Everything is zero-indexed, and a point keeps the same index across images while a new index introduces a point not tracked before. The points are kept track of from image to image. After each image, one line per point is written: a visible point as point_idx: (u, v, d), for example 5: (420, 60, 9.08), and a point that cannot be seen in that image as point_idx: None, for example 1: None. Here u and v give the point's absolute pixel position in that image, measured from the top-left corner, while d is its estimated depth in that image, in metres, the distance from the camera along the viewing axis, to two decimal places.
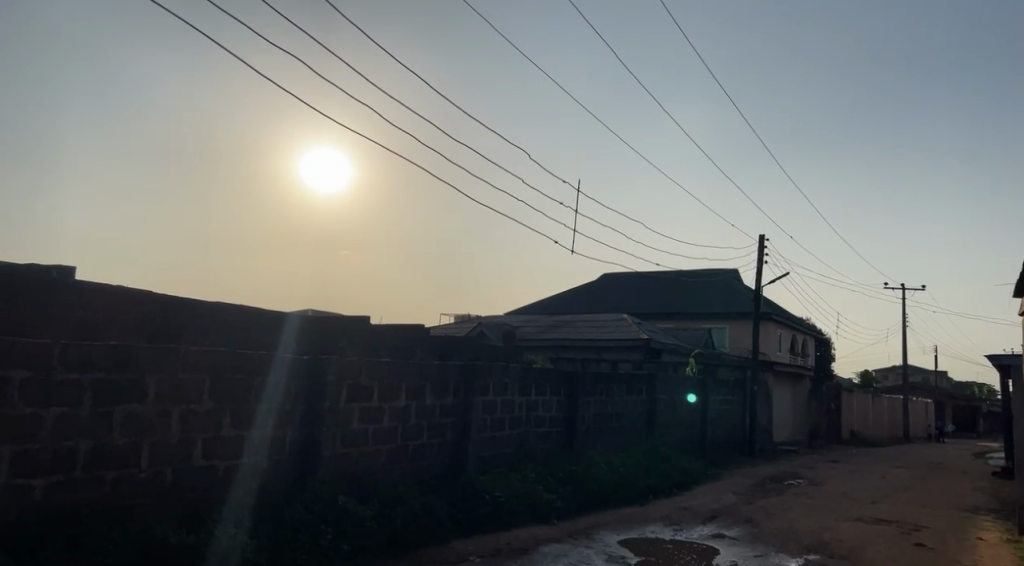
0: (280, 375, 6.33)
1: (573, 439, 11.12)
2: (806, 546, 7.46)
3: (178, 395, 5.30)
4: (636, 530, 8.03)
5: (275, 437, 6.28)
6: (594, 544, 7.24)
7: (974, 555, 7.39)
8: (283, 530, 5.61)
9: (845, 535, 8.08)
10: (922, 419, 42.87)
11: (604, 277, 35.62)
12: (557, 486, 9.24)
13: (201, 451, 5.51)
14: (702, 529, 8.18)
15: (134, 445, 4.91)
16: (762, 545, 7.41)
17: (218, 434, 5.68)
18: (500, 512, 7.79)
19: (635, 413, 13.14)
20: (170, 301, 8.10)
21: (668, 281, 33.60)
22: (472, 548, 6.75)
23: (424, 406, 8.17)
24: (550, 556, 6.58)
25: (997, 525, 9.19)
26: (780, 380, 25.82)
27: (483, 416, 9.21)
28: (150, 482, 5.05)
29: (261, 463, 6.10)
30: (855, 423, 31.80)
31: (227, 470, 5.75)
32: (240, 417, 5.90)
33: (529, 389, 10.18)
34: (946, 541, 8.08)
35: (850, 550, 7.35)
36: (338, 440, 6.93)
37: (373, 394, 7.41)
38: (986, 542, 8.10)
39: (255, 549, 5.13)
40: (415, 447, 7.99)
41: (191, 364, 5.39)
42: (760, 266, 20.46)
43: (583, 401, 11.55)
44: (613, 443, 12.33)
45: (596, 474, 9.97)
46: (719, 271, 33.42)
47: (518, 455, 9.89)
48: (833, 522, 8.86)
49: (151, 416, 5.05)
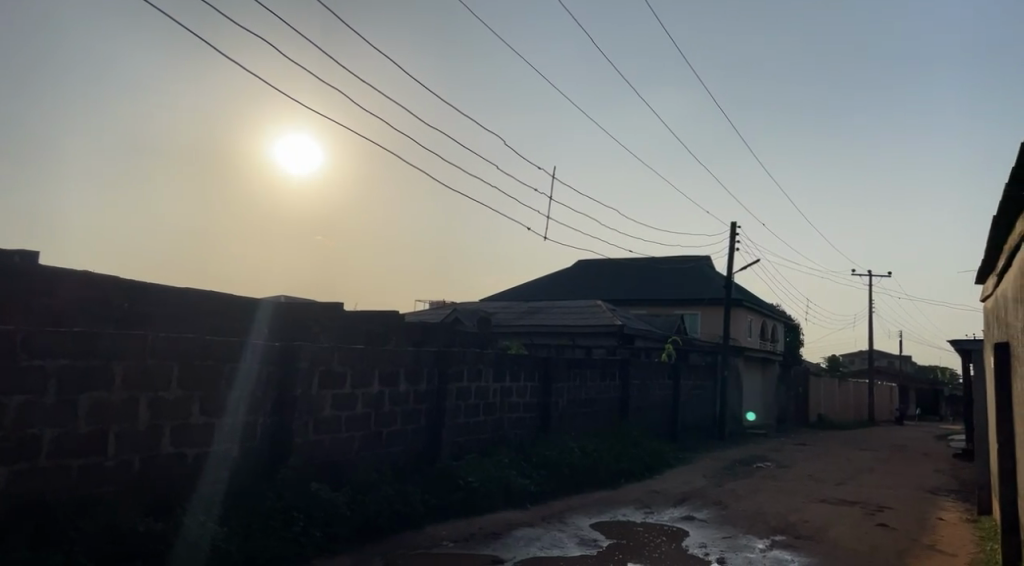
0: (252, 363, 6.27)
1: (547, 424, 11.19)
2: (773, 527, 7.62)
3: (146, 381, 5.21)
4: (608, 514, 8.14)
5: (246, 424, 6.22)
6: (566, 527, 7.32)
7: (935, 535, 7.60)
8: (255, 517, 5.59)
9: (812, 517, 8.24)
10: (886, 403, 43.95)
11: (578, 265, 35.74)
12: (530, 471, 9.32)
13: (170, 439, 5.45)
14: (672, 512, 8.31)
15: (101, 432, 4.84)
16: (730, 527, 7.53)
17: (188, 422, 5.62)
18: (473, 498, 7.82)
19: (608, 398, 13.26)
20: (138, 287, 7.94)
21: (643, 268, 33.80)
22: (445, 533, 6.79)
23: (398, 392, 8.16)
24: (522, 540, 6.63)
25: (957, 505, 9.47)
26: (750, 366, 26.20)
27: (457, 402, 9.21)
28: (118, 470, 4.98)
29: (232, 450, 6.05)
30: (823, 407, 32.43)
31: (197, 458, 5.68)
32: (211, 405, 5.84)
33: (503, 374, 10.23)
34: (908, 521, 8.30)
35: (816, 530, 7.52)
36: (311, 427, 6.90)
37: (346, 381, 7.38)
38: (948, 522, 8.34)
39: (226, 537, 5.10)
40: (388, 434, 7.99)
41: (158, 350, 5.30)
42: (731, 254, 20.69)
43: (557, 387, 11.62)
44: (587, 429, 12.44)
45: (569, 459, 10.07)
46: (693, 259, 33.75)
47: (492, 441, 9.94)
48: (800, 504, 9.02)
49: (118, 403, 4.98)
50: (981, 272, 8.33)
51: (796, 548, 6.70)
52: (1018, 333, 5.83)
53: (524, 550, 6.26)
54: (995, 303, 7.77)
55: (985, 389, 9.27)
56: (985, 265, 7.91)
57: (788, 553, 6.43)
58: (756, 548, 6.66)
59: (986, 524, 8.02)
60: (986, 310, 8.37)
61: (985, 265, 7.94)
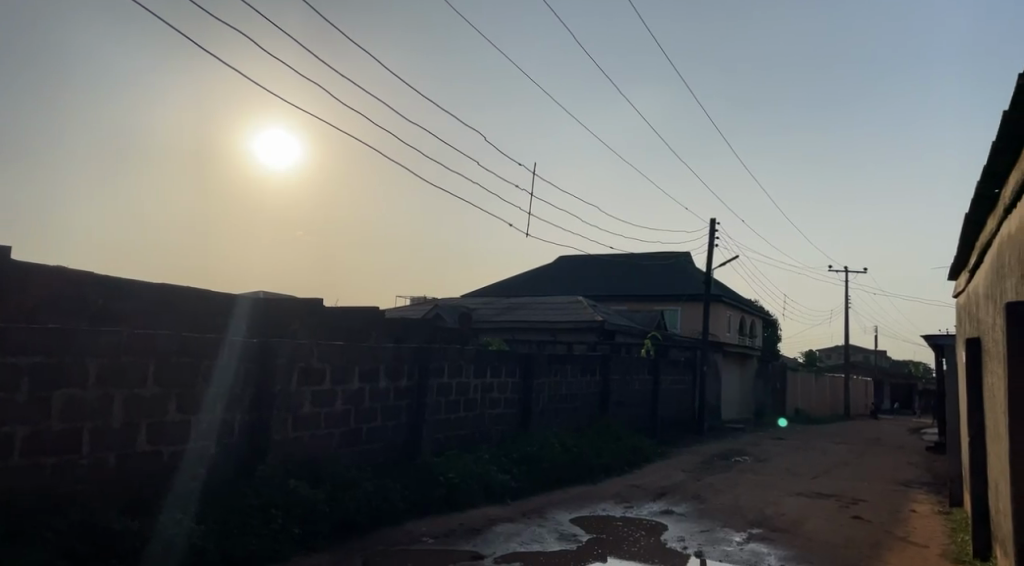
0: (229, 360, 6.21)
1: (527, 420, 11.22)
2: (750, 520, 7.70)
3: (121, 379, 5.14)
4: (587, 509, 8.17)
5: (224, 422, 6.16)
6: (546, 523, 7.35)
7: (907, 527, 7.75)
8: (232, 515, 5.54)
9: (789, 510, 8.34)
10: (862, 398, 44.61)
11: (560, 261, 35.80)
12: (510, 466, 9.34)
13: (146, 437, 5.38)
14: (651, 507, 8.37)
15: (75, 430, 4.78)
16: (708, 521, 7.62)
17: (164, 419, 5.55)
18: (453, 494, 7.83)
19: (588, 394, 13.32)
20: (113, 283, 7.82)
21: (624, 264, 33.95)
22: (424, 529, 6.78)
23: (378, 389, 8.13)
24: (501, 536, 6.64)
25: (929, 497, 9.66)
26: (729, 361, 26.43)
27: (438, 398, 9.20)
28: (92, 467, 4.91)
29: (209, 447, 5.99)
30: (800, 401, 32.83)
31: (173, 456, 5.61)
32: (187, 402, 5.78)
33: (483, 370, 10.23)
34: (883, 514, 8.45)
35: (791, 523, 7.61)
36: (289, 424, 6.86)
37: (326, 377, 7.34)
38: (920, 514, 8.50)
39: (203, 534, 5.05)
40: (368, 430, 7.96)
41: (134, 347, 5.24)
42: (711, 250, 20.84)
43: (538, 382, 11.64)
44: (568, 424, 12.48)
45: (549, 454, 10.10)
46: (673, 254, 33.97)
47: (472, 437, 9.95)
48: (777, 498, 9.13)
49: (93, 400, 4.92)
50: (953, 269, 8.48)
51: (772, 541, 6.79)
52: (988, 328, 5.96)
53: (504, 545, 6.27)
54: (967, 298, 7.92)
55: (957, 384, 9.46)
56: (958, 262, 8.05)
57: (765, 546, 6.52)
58: (733, 541, 6.74)
59: (957, 516, 8.18)
60: (959, 306, 8.51)
61: (958, 262, 8.08)
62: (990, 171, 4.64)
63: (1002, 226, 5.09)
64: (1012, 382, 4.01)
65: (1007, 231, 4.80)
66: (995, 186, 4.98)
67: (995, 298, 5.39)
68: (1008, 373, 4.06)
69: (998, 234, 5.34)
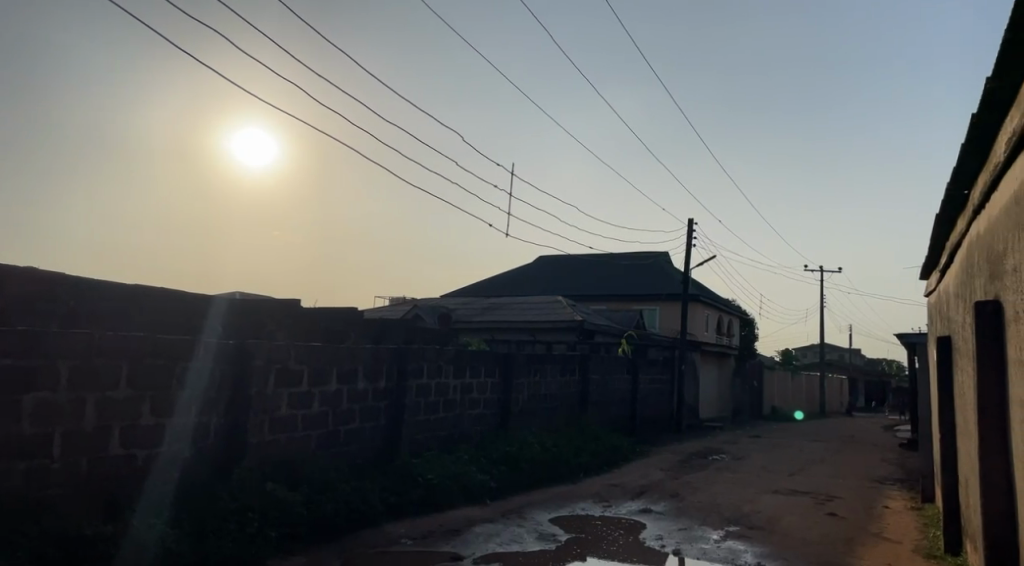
0: (205, 361, 6.12)
1: (506, 420, 11.22)
2: (727, 518, 7.77)
3: (93, 381, 5.05)
4: (567, 508, 8.18)
5: (199, 424, 6.07)
6: (526, 523, 7.35)
7: (881, 522, 7.86)
8: (208, 519, 5.46)
9: (766, 507, 8.43)
10: (836, 395, 45.28)
11: (539, 260, 35.87)
12: (490, 467, 9.33)
13: (119, 440, 5.29)
14: (630, 505, 8.42)
15: (45, 434, 4.68)
16: (686, 519, 7.67)
17: (137, 422, 5.45)
18: (433, 495, 7.80)
19: (567, 393, 13.35)
20: (84, 285, 7.67)
21: (603, 263, 34.10)
22: (404, 530, 6.75)
23: (356, 390, 8.08)
24: (481, 536, 6.63)
25: (901, 494, 9.82)
26: (707, 360, 26.67)
27: (417, 398, 9.16)
28: (63, 472, 4.82)
29: (184, 450, 5.89)
30: (776, 399, 33.22)
31: (147, 459, 5.52)
32: (162, 405, 5.69)
33: (463, 370, 10.20)
34: (857, 510, 8.58)
35: (767, 521, 7.69)
36: (266, 426, 6.79)
37: (303, 379, 7.28)
38: (892, 510, 8.64)
39: (177, 539, 4.98)
40: (346, 432, 7.90)
41: (106, 349, 5.14)
42: (689, 250, 21.00)
43: (517, 382, 11.65)
44: (547, 424, 12.51)
45: (529, 454, 10.11)
46: (653, 254, 34.19)
47: (451, 437, 9.92)
48: (754, 495, 9.23)
49: (65, 404, 4.83)
50: (924, 269, 8.64)
51: (749, 538, 6.85)
52: (958, 327, 6.07)
53: (483, 546, 6.26)
54: (938, 298, 8.06)
55: (928, 382, 9.63)
56: (929, 261, 8.20)
57: (742, 543, 6.57)
58: (711, 539, 6.79)
59: (929, 512, 8.34)
60: (930, 304, 8.66)
61: (929, 261, 8.21)
62: (961, 172, 4.71)
63: (971, 226, 5.19)
64: (983, 379, 4.09)
65: (977, 231, 4.89)
66: (965, 186, 5.06)
67: (966, 297, 5.49)
68: (979, 370, 4.12)
69: (967, 234, 5.44)
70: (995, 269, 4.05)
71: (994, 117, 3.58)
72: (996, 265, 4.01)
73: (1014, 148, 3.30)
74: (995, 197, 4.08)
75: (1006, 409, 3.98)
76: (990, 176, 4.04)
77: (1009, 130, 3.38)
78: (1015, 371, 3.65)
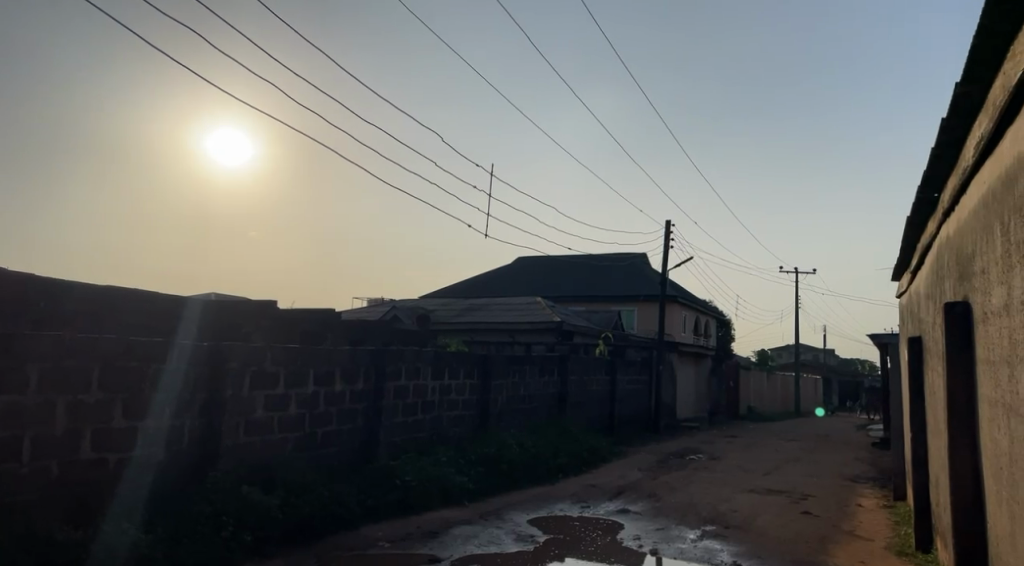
0: (180, 363, 6.04)
1: (485, 421, 11.20)
2: (704, 517, 7.83)
3: (64, 384, 4.95)
4: (545, 510, 8.18)
5: (173, 427, 5.97)
6: (504, 524, 7.34)
7: (853, 520, 7.99)
8: (182, 524, 5.38)
9: (742, 507, 8.51)
10: (811, 395, 45.89)
11: (518, 261, 35.90)
12: (468, 468, 9.31)
13: (90, 445, 5.18)
14: (608, 506, 8.45)
15: (14, 438, 4.59)
16: (663, 518, 7.73)
17: (109, 425, 5.35)
18: (411, 496, 7.77)
19: (546, 394, 13.37)
20: (55, 285, 7.52)
21: (582, 265, 34.22)
22: (381, 533, 6.71)
23: (333, 392, 8.01)
24: (459, 538, 6.60)
25: (874, 492, 9.98)
26: (684, 361, 26.87)
27: (394, 401, 9.10)
28: (33, 477, 4.72)
29: (157, 454, 5.79)
30: (752, 399, 33.56)
31: (119, 463, 5.41)
32: (135, 408, 5.59)
33: (441, 372, 10.18)
34: (830, 508, 8.69)
35: (743, 520, 7.76)
36: (241, 429, 6.71)
37: (280, 381, 7.20)
38: (865, 508, 8.77)
39: (150, 543, 4.89)
40: (323, 434, 7.83)
41: (77, 352, 5.05)
42: (667, 251, 21.16)
43: (496, 384, 11.64)
44: (526, 424, 12.52)
45: (508, 455, 10.09)
46: (631, 256, 34.41)
47: (430, 439, 9.88)
48: (730, 495, 9.30)
49: (33, 408, 4.73)
50: (896, 270, 8.79)
51: (725, 537, 6.91)
52: (929, 327, 6.18)
53: (461, 548, 6.24)
54: (909, 299, 8.20)
55: (900, 382, 9.79)
56: (900, 263, 8.34)
57: (718, 543, 6.63)
58: (687, 538, 6.84)
59: (900, 509, 8.49)
60: (901, 305, 8.81)
61: (901, 263, 8.36)
62: (931, 175, 4.79)
63: (941, 229, 5.29)
64: (955, 378, 4.16)
65: (946, 233, 4.99)
66: (934, 189, 5.15)
67: (936, 297, 5.59)
68: (948, 369, 4.20)
69: (938, 237, 5.54)
70: (964, 270, 4.13)
71: (962, 121, 3.64)
72: (965, 266, 4.08)
73: (982, 152, 3.36)
74: (963, 199, 4.17)
75: (974, 407, 4.07)
76: (959, 179, 4.10)
77: (977, 134, 3.44)
78: (983, 370, 3.72)
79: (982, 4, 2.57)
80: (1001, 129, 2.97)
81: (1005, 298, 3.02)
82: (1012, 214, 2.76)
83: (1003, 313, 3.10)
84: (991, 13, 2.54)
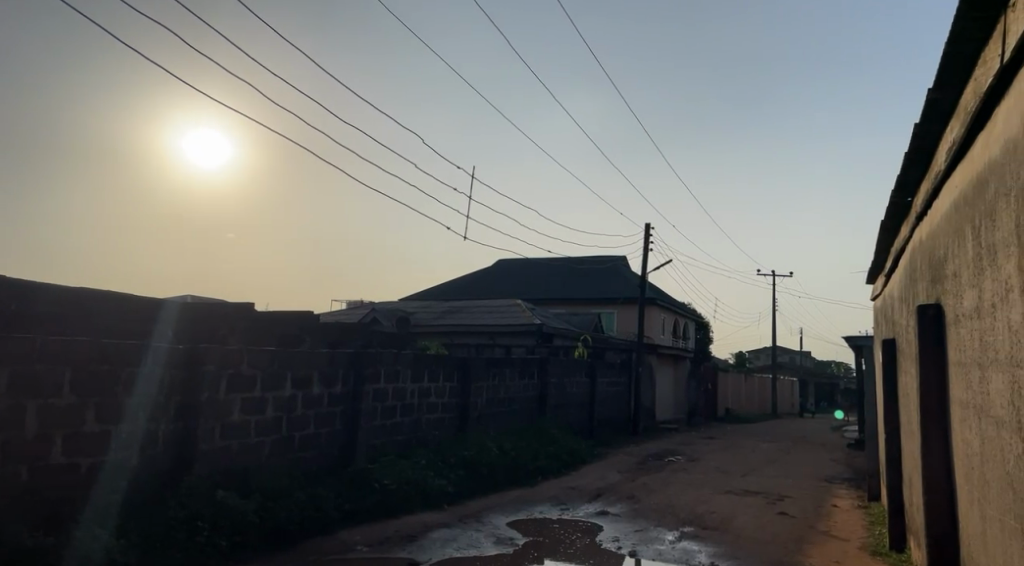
0: (155, 366, 5.94)
1: (464, 424, 11.18)
2: (682, 519, 7.88)
3: (35, 388, 4.84)
4: (524, 512, 8.19)
5: (148, 431, 5.87)
6: (483, 527, 7.32)
7: (829, 521, 8.08)
8: (156, 530, 5.29)
9: (719, 507, 8.58)
10: (788, 398, 46.41)
11: (498, 264, 35.86)
12: (448, 471, 9.26)
13: (62, 450, 5.07)
14: (587, 508, 8.47)
15: None
16: (642, 520, 7.76)
17: (82, 430, 5.24)
18: (389, 500, 7.70)
19: (526, 396, 13.37)
20: (27, 287, 7.35)
21: (562, 267, 34.29)
22: (359, 536, 6.66)
23: (311, 395, 7.93)
24: (438, 541, 6.57)
25: (849, 493, 10.10)
26: (663, 363, 27.03)
27: (373, 403, 9.03)
28: (3, 483, 4.61)
29: (131, 458, 5.68)
30: (729, 401, 33.86)
31: (91, 468, 5.30)
32: (109, 412, 5.48)
33: (421, 374, 10.13)
34: (806, 509, 8.80)
35: (720, 521, 7.83)
36: (218, 433, 6.61)
37: (257, 384, 7.11)
38: (839, 508, 8.89)
39: (123, 549, 4.81)
40: (301, 438, 7.75)
41: (49, 354, 4.94)
42: (646, 254, 21.28)
43: (476, 387, 11.62)
44: (506, 427, 12.50)
45: (487, 458, 10.07)
46: (611, 258, 34.56)
47: (409, 442, 9.82)
48: (708, 496, 9.39)
49: (3, 412, 4.62)
50: (870, 273, 8.91)
51: (703, 538, 6.95)
52: (902, 330, 6.28)
53: (440, 551, 6.23)
54: (882, 302, 8.33)
55: (874, 384, 9.94)
56: (874, 267, 8.47)
57: (696, 544, 6.67)
58: (665, 539, 6.88)
59: (874, 510, 8.62)
60: (875, 308, 8.95)
61: (875, 267, 8.49)
62: (905, 179, 4.86)
63: (914, 233, 5.37)
64: (928, 380, 4.22)
65: (919, 237, 5.07)
66: (908, 193, 5.23)
67: (908, 300, 5.69)
68: (921, 371, 4.27)
69: (911, 240, 5.63)
70: (936, 273, 4.20)
71: (935, 125, 3.70)
72: (937, 269, 4.16)
73: (954, 157, 3.42)
74: (936, 203, 4.24)
75: (947, 408, 4.13)
76: (931, 184, 4.17)
77: (949, 139, 3.50)
78: (954, 371, 3.79)
79: (956, 12, 2.62)
80: (973, 134, 3.03)
81: (975, 300, 3.08)
82: (983, 217, 2.81)
83: (973, 315, 3.16)
84: (963, 20, 2.59)
